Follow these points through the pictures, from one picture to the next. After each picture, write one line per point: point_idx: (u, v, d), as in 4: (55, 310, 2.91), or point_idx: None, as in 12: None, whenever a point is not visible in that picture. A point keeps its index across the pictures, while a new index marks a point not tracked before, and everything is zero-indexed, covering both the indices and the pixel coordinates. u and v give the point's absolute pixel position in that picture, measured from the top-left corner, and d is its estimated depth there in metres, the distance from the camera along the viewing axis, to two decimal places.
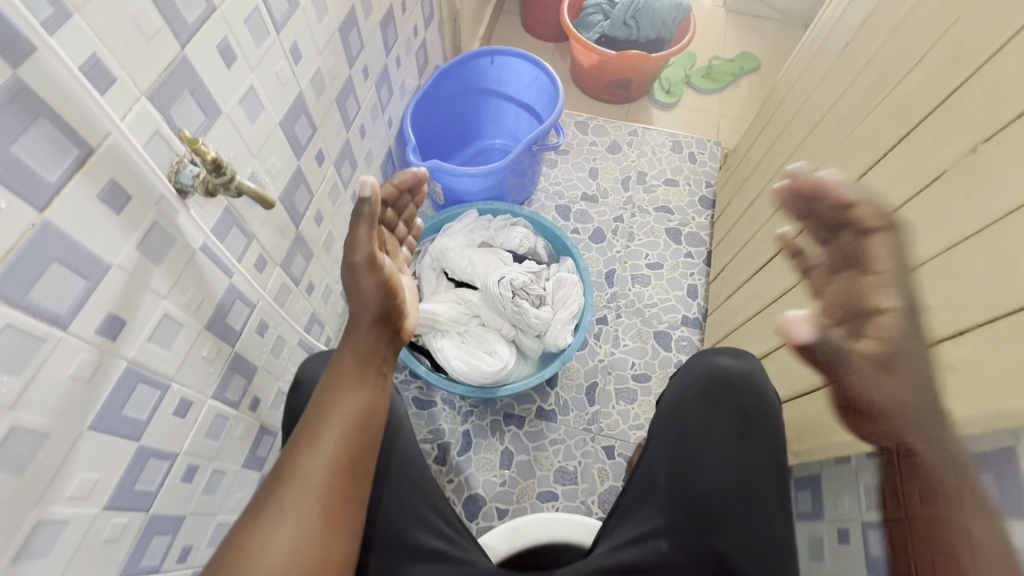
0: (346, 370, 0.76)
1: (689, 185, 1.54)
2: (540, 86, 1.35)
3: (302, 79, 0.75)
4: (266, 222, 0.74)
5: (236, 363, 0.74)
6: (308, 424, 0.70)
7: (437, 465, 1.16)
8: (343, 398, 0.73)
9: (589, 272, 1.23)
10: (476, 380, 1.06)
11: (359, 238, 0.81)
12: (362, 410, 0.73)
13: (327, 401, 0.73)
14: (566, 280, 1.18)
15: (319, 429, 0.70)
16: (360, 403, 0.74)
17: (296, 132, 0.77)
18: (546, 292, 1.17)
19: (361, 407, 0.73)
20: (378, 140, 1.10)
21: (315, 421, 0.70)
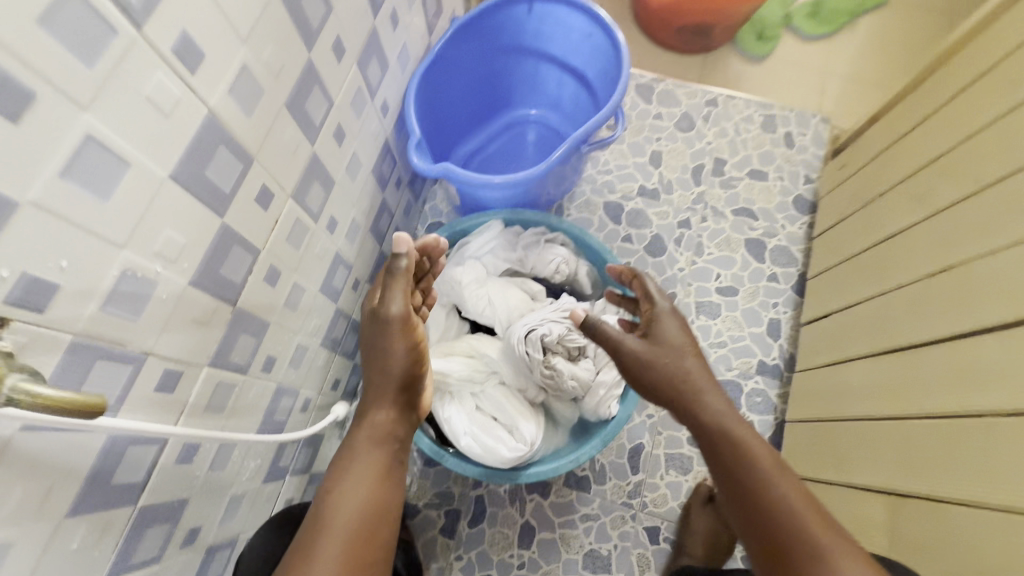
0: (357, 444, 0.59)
1: (781, 180, 1.18)
2: (596, 46, 0.98)
3: (210, 94, 0.45)
4: (172, 325, 0.49)
5: (146, 517, 0.53)
6: (306, 533, 0.52)
7: (443, 537, 0.98)
8: (353, 482, 0.55)
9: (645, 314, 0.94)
10: (492, 464, 0.83)
11: (389, 292, 0.62)
12: (377, 498, 0.56)
13: (331, 498, 0.54)
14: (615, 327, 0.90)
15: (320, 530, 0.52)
16: (375, 487, 0.56)
17: (211, 179, 0.48)
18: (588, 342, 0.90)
19: (375, 493, 0.56)
20: (366, 138, 0.79)
21: (319, 520, 0.53)
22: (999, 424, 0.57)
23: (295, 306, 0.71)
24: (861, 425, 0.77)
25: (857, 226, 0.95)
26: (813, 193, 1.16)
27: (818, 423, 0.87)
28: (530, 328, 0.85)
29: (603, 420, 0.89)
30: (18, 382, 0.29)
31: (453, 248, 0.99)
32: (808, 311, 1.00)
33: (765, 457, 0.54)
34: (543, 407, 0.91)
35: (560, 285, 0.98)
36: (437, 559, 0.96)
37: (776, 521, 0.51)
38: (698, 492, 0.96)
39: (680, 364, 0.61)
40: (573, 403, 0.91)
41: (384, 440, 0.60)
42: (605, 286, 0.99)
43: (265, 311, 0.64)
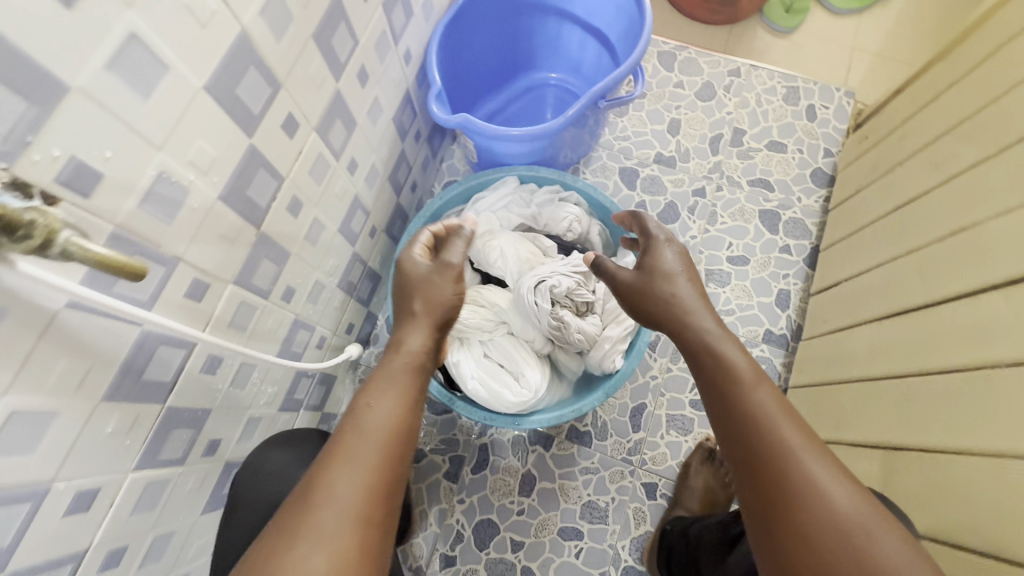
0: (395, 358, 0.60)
1: (800, 153, 1.17)
2: (619, 6, 0.98)
3: (243, 13, 0.48)
4: (201, 236, 0.52)
5: (172, 418, 0.56)
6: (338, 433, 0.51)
7: (446, 481, 1.01)
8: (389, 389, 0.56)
9: None
10: (497, 409, 0.86)
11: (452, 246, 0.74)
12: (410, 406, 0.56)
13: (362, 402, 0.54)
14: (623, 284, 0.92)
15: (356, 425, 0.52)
16: (409, 394, 0.57)
17: (241, 98, 0.51)
18: (596, 298, 0.92)
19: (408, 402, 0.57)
20: (388, 84, 0.81)
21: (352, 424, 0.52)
22: (993, 376, 0.58)
23: (314, 242, 0.74)
24: (862, 387, 0.78)
25: (874, 196, 0.94)
26: (832, 167, 1.15)
27: (820, 387, 0.88)
28: (540, 279, 0.87)
29: (607, 373, 0.91)
30: (72, 237, 0.31)
31: (468, 202, 1.01)
32: (818, 281, 1.01)
33: (744, 366, 0.54)
34: (550, 360, 0.94)
35: (572, 243, 0.99)
36: (440, 501, 1.00)
37: (755, 420, 0.50)
38: (698, 449, 0.99)
39: (662, 286, 0.62)
40: (578, 357, 0.93)
41: (421, 358, 0.61)
42: (616, 247, 1.01)
43: (286, 240, 0.67)
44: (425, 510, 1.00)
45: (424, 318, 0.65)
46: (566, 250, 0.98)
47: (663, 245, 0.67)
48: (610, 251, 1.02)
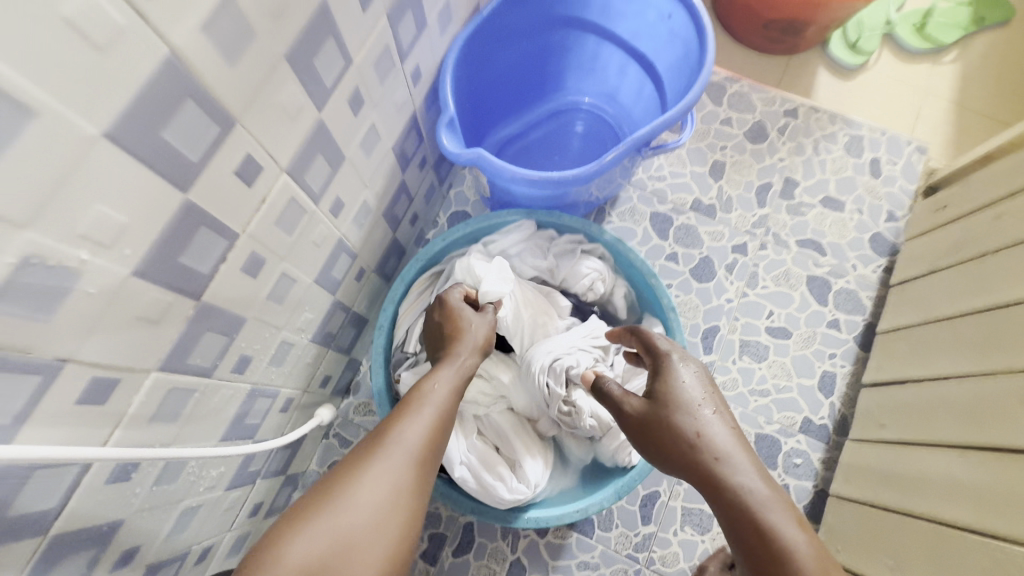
0: (421, 405, 0.57)
1: (859, 213, 1.02)
2: (673, 33, 0.84)
3: (171, 29, 0.33)
4: (101, 325, 0.38)
5: (60, 547, 0.43)
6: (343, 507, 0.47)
7: (423, 563, 0.88)
8: (412, 433, 0.54)
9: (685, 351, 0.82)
10: (488, 503, 0.73)
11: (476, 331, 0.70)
12: (432, 451, 0.55)
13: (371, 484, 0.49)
14: None
15: (381, 458, 0.51)
16: (431, 442, 0.55)
17: (169, 143, 0.37)
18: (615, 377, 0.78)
19: (430, 451, 0.54)
20: (390, 108, 0.67)
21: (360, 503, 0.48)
22: None
23: (280, 300, 0.60)
24: (924, 525, 0.65)
25: (952, 284, 0.80)
26: (895, 233, 1.00)
27: (870, 506, 0.75)
28: (553, 351, 0.74)
29: (620, 467, 0.77)
30: None
31: (475, 244, 0.87)
32: (872, 372, 0.87)
33: (808, 554, 0.46)
34: (553, 441, 0.80)
35: (592, 303, 0.86)
36: None
37: None
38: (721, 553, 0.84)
39: (683, 422, 0.54)
40: (588, 442, 0.80)
41: (447, 408, 0.59)
42: (642, 312, 0.87)
43: (237, 307, 0.53)
44: None
45: (459, 366, 0.64)
46: (584, 311, 0.84)
47: (677, 366, 0.58)
48: (635, 316, 0.88)
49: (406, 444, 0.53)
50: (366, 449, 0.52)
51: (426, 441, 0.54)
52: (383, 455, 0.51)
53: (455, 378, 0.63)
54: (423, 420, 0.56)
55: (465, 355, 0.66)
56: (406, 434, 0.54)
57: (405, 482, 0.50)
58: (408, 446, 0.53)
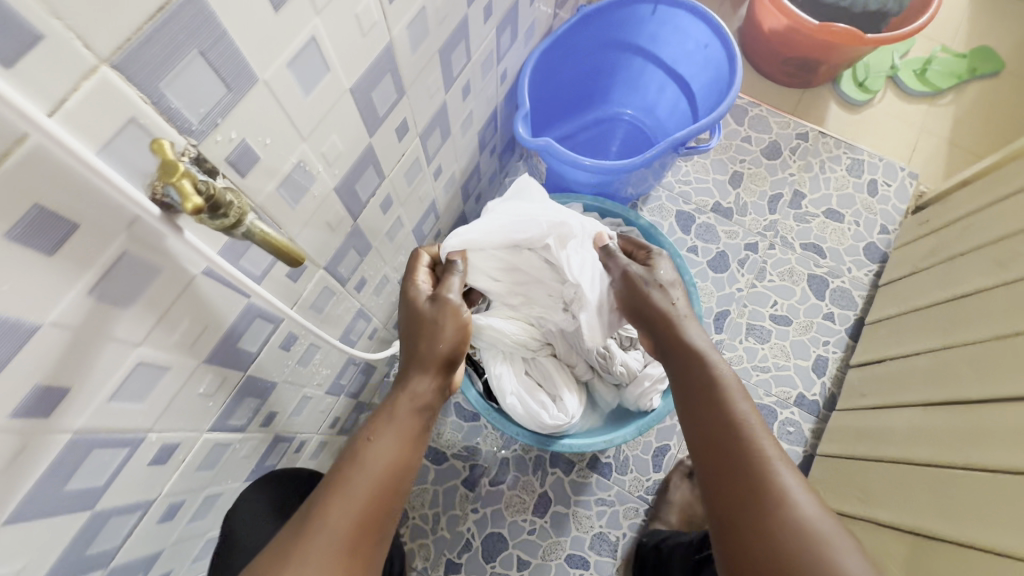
0: (353, 480, 0.57)
1: (856, 225, 1.18)
2: (708, 59, 1.02)
3: (393, 25, 0.51)
4: (311, 221, 0.54)
5: (247, 387, 0.59)
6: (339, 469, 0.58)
7: (464, 489, 1.03)
8: (338, 518, 0.54)
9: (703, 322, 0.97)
10: (532, 427, 0.88)
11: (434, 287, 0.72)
12: (358, 529, 0.54)
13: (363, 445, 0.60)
14: None
15: (306, 546, 0.51)
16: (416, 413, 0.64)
17: (373, 100, 0.54)
18: None
19: (359, 532, 0.54)
20: (483, 99, 0.84)
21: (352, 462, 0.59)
22: None
23: (391, 239, 0.77)
24: (894, 467, 0.79)
25: (929, 282, 0.96)
26: (886, 244, 1.16)
27: (847, 458, 0.88)
28: None
29: (641, 411, 0.93)
30: (254, 220, 0.34)
31: None
32: (859, 354, 1.02)
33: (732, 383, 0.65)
34: (586, 387, 0.96)
35: None
36: (455, 507, 1.02)
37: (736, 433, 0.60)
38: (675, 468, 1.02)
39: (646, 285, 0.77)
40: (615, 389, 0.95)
41: (412, 417, 0.64)
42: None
43: (370, 235, 0.69)
44: (439, 513, 1.02)
45: (399, 427, 0.62)
46: None
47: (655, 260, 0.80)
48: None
49: (329, 534, 0.52)
50: (286, 545, 0.52)
51: (354, 527, 0.54)
52: (304, 546, 0.51)
53: (397, 438, 0.61)
54: (347, 499, 0.55)
55: (404, 412, 0.64)
56: (329, 522, 0.53)
57: (329, 572, 0.51)
58: (333, 532, 0.53)
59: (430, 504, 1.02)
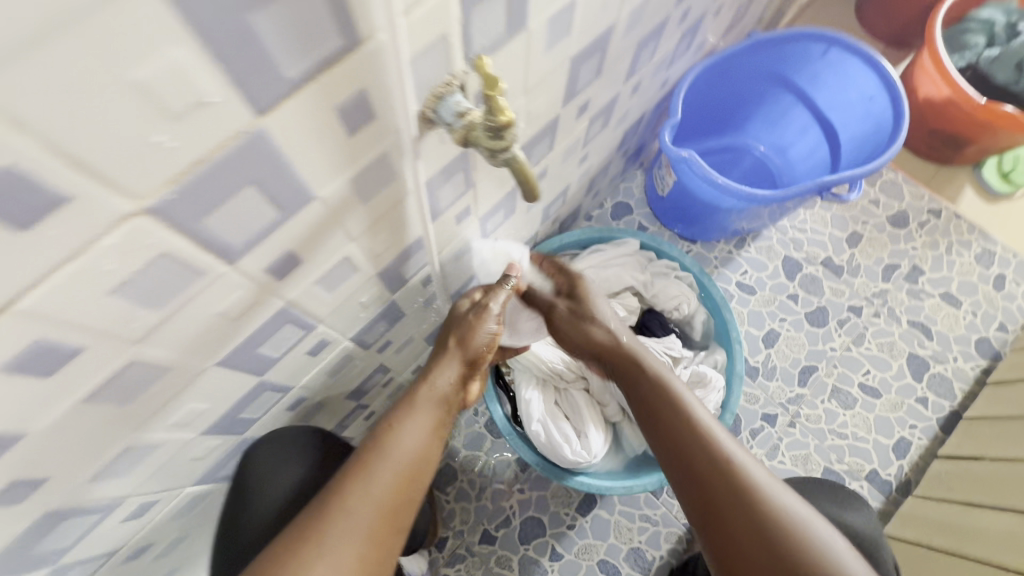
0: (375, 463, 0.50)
1: (973, 315, 1.13)
2: (870, 111, 1.00)
3: (623, 7, 0.53)
4: (493, 171, 0.57)
5: (387, 310, 0.63)
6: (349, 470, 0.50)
7: (514, 468, 1.05)
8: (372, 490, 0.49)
9: (742, 382, 0.93)
10: (551, 457, 0.87)
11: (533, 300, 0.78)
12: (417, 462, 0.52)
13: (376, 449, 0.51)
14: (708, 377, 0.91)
15: (321, 538, 0.45)
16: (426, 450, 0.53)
17: (579, 73, 0.56)
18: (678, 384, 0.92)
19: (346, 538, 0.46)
20: (642, 99, 0.86)
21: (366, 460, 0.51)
22: None
23: (528, 210, 0.79)
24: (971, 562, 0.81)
25: None
26: (1000, 342, 1.11)
27: (926, 548, 0.89)
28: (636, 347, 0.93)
29: None
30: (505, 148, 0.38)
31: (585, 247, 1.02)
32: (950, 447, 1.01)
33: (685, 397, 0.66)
34: (614, 428, 0.96)
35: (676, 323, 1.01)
36: (502, 483, 1.04)
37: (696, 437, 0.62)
38: None
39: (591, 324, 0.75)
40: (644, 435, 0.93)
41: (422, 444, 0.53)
42: (712, 341, 1.01)
43: (519, 200, 0.72)
44: (485, 484, 1.04)
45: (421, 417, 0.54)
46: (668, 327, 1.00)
47: (584, 282, 0.78)
48: (704, 342, 1.02)
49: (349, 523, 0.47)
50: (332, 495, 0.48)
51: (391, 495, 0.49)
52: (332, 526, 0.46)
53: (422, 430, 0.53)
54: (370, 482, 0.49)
55: (428, 400, 0.56)
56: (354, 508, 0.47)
57: (353, 555, 0.46)
58: (331, 540, 0.45)
59: (479, 472, 1.05)
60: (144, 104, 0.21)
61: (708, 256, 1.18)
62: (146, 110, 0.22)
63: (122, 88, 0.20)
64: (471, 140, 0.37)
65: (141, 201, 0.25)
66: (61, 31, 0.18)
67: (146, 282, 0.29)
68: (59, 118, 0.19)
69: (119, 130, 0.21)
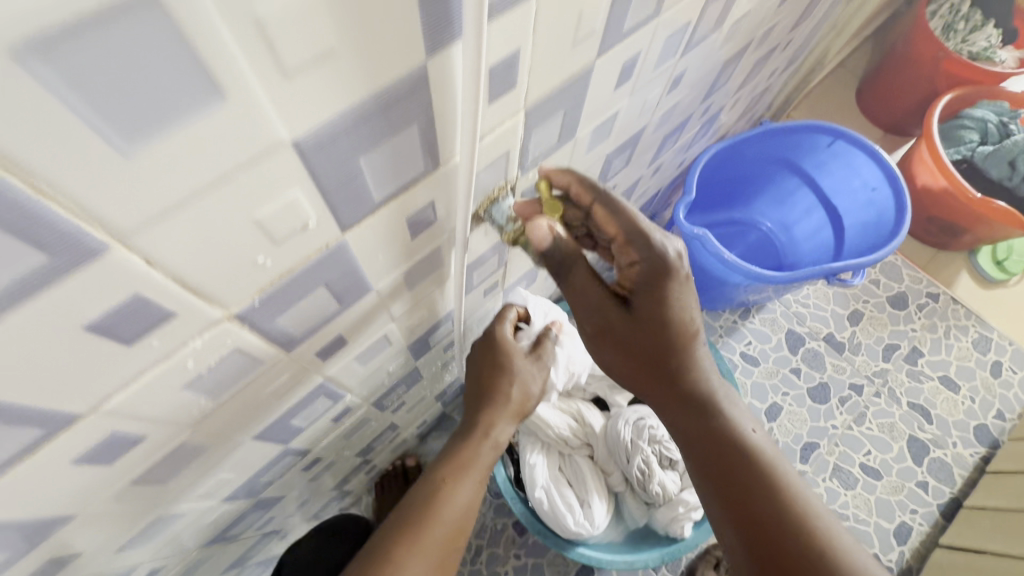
0: (429, 514, 0.49)
1: (971, 401, 1.15)
2: (873, 200, 1.05)
3: (657, 111, 0.57)
4: (524, 250, 0.60)
5: (408, 375, 0.63)
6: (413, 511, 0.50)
7: (512, 531, 1.03)
8: (433, 537, 0.48)
9: None
10: (554, 527, 0.86)
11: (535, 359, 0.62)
12: (467, 516, 0.52)
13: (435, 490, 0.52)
14: None
15: None
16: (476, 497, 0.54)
17: (611, 166, 0.60)
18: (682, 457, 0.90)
19: None
20: (660, 178, 0.90)
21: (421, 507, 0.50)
22: None
23: (548, 279, 0.81)
24: None
25: None
26: (998, 430, 1.13)
27: None
28: (640, 417, 0.90)
29: (669, 537, 0.88)
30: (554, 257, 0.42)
31: None
32: (950, 535, 1.00)
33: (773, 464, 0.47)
34: (616, 497, 0.93)
35: None
36: (499, 546, 1.02)
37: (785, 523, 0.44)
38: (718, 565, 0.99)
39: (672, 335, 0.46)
40: (645, 508, 0.91)
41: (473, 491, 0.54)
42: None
43: (542, 270, 0.74)
44: (482, 546, 1.02)
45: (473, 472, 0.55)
46: None
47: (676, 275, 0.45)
48: None
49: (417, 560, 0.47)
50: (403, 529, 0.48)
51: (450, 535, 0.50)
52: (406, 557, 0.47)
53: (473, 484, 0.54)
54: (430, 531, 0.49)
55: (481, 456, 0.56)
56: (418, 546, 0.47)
57: None
58: None
59: (476, 534, 1.03)
60: (259, 237, 0.24)
61: (713, 324, 1.20)
62: (258, 240, 0.24)
63: (245, 224, 0.23)
64: (519, 241, 0.42)
65: (230, 310, 0.27)
66: (211, 189, 0.20)
67: (214, 374, 0.30)
68: (189, 253, 0.21)
69: (232, 256, 0.24)
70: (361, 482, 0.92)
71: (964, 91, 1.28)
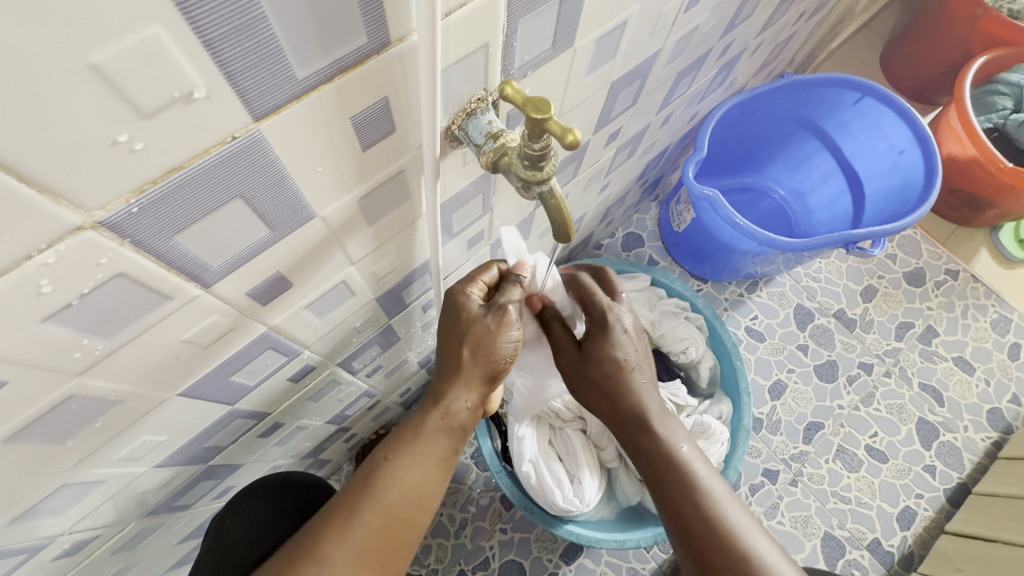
0: (366, 499, 0.43)
1: (985, 384, 1.09)
2: (900, 165, 0.96)
3: (672, 35, 0.49)
4: (513, 195, 0.52)
5: (382, 335, 0.57)
6: (342, 500, 0.43)
7: (499, 505, 0.99)
8: (367, 524, 0.42)
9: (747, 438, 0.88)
10: (541, 501, 0.80)
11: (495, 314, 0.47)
12: (416, 502, 0.44)
13: (372, 475, 0.44)
14: (715, 429, 0.84)
15: None
16: (427, 481, 0.45)
17: (615, 102, 0.52)
18: None
19: None
20: (669, 131, 0.82)
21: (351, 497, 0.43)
22: None
23: (542, 237, 0.74)
24: None
25: None
26: (1012, 414, 1.07)
27: None
28: None
29: (663, 516, 0.84)
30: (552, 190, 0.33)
31: None
32: (957, 522, 0.96)
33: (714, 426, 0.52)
34: (608, 473, 0.89)
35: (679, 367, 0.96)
36: (484, 520, 0.97)
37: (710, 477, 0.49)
38: None
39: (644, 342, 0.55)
40: (639, 484, 0.87)
41: (422, 474, 0.45)
42: (718, 390, 0.95)
43: (535, 225, 0.67)
44: (466, 520, 0.97)
45: (425, 452, 0.46)
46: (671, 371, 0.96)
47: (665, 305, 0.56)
48: (710, 390, 0.96)
49: (347, 556, 0.40)
50: (333, 515, 0.42)
51: (384, 527, 0.43)
52: (334, 547, 0.40)
53: (423, 466, 0.45)
54: (363, 519, 0.42)
55: (438, 431, 0.47)
56: (351, 534, 0.41)
57: None
58: None
59: (460, 507, 0.98)
60: (107, 98, 0.17)
61: (719, 297, 1.13)
62: (108, 104, 0.17)
63: (71, 68, 0.16)
64: (502, 167, 0.32)
65: (94, 215, 0.20)
66: None
67: (94, 305, 0.23)
68: None
69: (68, 122, 0.17)
70: (339, 451, 0.86)
71: (1002, 52, 1.18)
